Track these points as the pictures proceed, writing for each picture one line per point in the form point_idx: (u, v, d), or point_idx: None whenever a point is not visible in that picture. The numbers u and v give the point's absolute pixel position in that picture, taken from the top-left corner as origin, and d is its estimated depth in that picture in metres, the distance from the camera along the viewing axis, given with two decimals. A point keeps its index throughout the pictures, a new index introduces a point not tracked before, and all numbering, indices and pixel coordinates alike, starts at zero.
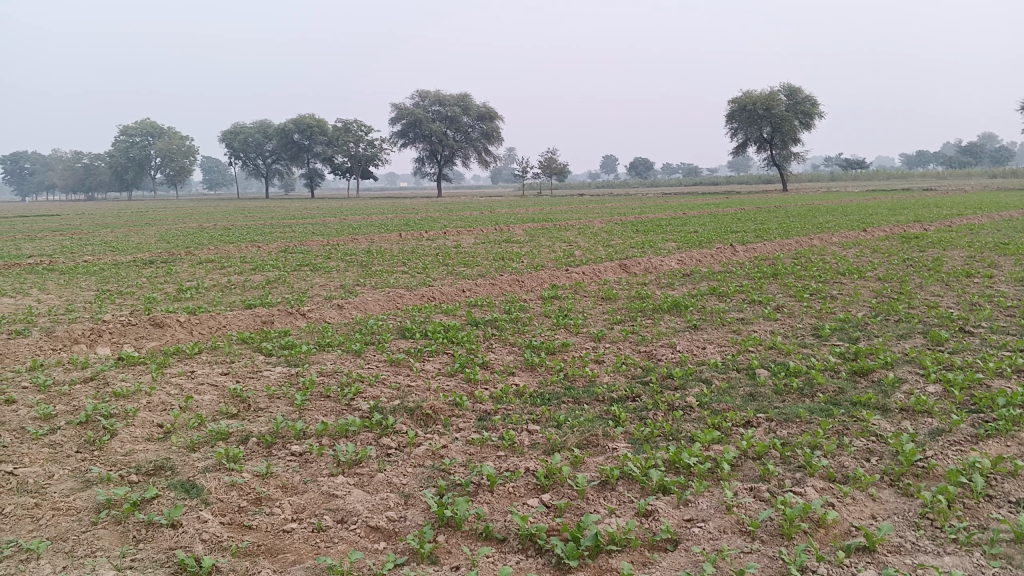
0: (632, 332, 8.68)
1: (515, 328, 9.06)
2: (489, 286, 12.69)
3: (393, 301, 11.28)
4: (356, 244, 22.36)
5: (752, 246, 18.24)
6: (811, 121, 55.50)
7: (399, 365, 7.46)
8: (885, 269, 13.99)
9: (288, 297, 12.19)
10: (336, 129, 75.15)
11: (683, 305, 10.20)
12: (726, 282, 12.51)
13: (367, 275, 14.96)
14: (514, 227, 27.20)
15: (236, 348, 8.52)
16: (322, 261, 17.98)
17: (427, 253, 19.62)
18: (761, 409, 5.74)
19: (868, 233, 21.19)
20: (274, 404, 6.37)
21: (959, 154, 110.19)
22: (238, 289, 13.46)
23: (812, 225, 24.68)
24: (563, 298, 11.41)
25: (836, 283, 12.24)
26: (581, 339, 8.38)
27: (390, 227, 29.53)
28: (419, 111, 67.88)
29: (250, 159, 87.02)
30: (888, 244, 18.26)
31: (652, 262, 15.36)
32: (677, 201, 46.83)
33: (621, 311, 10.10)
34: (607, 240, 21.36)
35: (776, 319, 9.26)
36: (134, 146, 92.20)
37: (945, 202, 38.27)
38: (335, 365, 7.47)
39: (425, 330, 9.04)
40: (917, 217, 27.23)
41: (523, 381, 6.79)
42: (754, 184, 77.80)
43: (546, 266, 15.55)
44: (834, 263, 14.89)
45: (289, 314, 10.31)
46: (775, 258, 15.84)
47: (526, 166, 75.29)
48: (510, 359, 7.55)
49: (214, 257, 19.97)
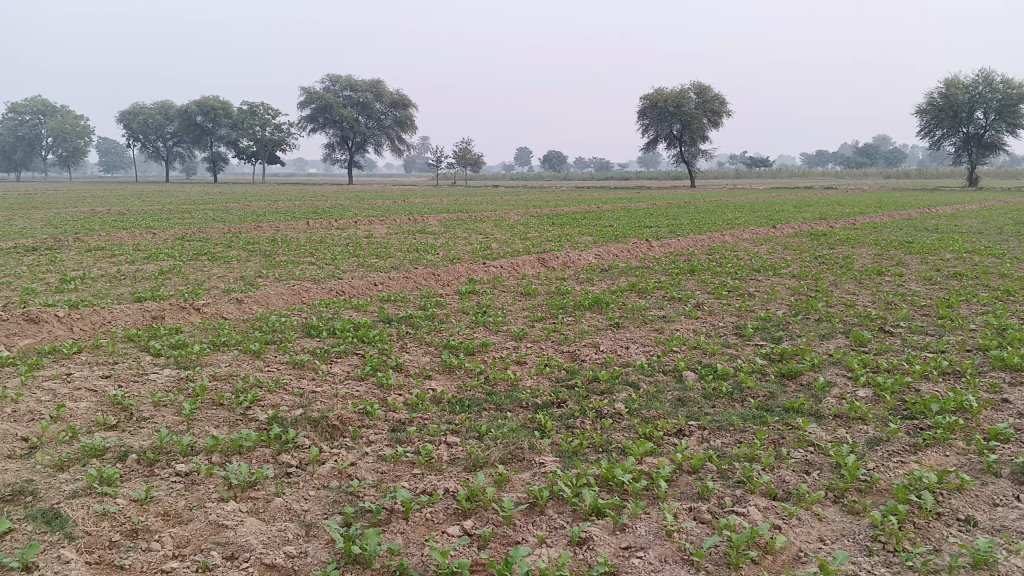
0: (554, 331, 8.28)
1: (430, 326, 8.54)
2: (401, 279, 12.10)
3: (298, 296, 10.58)
4: (260, 233, 21.33)
5: (667, 240, 18.21)
6: (720, 119, 56.60)
7: (303, 367, 6.85)
8: (798, 266, 14.05)
9: (183, 289, 11.33)
10: (243, 112, 72.57)
11: (604, 302, 9.88)
12: (644, 278, 12.30)
13: (271, 266, 14.15)
14: (427, 218, 26.54)
15: (122, 348, 7.74)
16: (222, 250, 17.01)
17: (336, 243, 18.83)
18: (693, 416, 5.41)
19: (777, 230, 21.48)
20: (160, 413, 5.70)
21: (856, 154, 114.89)
22: (128, 280, 12.47)
23: (724, 220, 24.93)
24: (479, 294, 10.95)
25: (753, 280, 12.18)
26: (500, 339, 7.94)
27: (297, 216, 28.44)
28: (329, 96, 66.14)
29: (150, 141, 83.17)
30: (797, 241, 18.49)
31: (569, 256, 15.06)
32: (590, 194, 46.98)
33: (541, 308, 9.72)
34: (522, 233, 20.97)
35: (698, 317, 9.05)
36: (23, 124, 86.88)
37: (845, 200, 39.59)
38: (232, 369, 6.81)
39: (333, 327, 8.43)
40: (821, 215, 27.89)
41: (439, 385, 6.30)
42: (663, 180, 79.04)
43: (460, 259, 15.07)
44: (749, 259, 14.91)
45: (183, 310, 9.52)
46: (691, 254, 15.75)
47: (439, 155, 74.37)
48: (425, 361, 7.03)
49: (105, 244, 18.68)
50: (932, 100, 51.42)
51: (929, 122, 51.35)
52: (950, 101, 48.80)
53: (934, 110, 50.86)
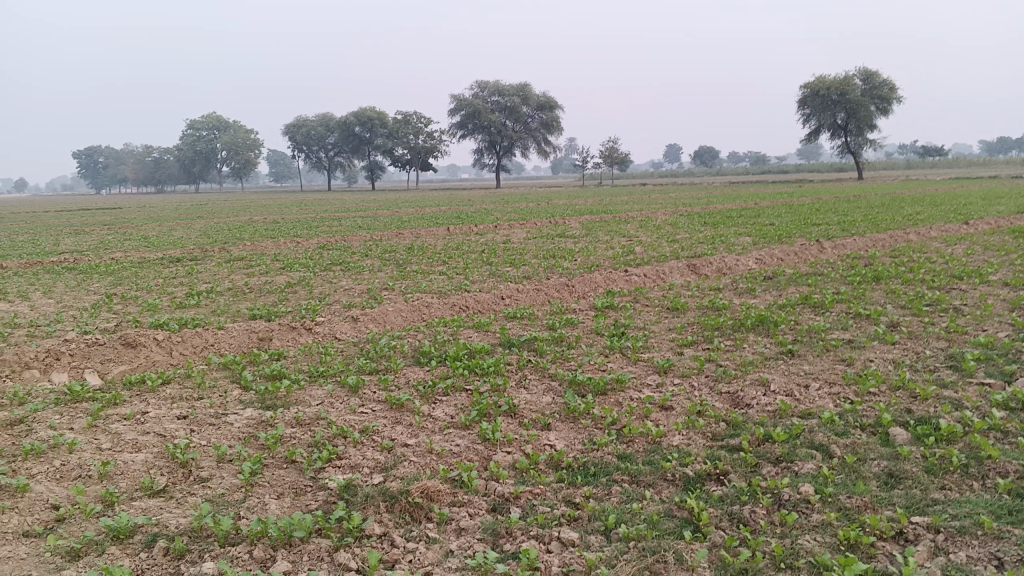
0: (710, 363, 6.74)
1: (559, 353, 7.21)
2: (533, 292, 10.84)
3: (418, 312, 9.53)
4: (398, 240, 20.80)
5: (839, 241, 16.06)
6: (890, 107, 51.79)
7: (400, 409, 5.68)
8: (1008, 271, 11.67)
9: (302, 305, 10.56)
10: (396, 121, 74.24)
11: (771, 322, 8.18)
12: (817, 289, 10.44)
13: (400, 276, 13.30)
14: (570, 221, 25.25)
15: (213, 380, 6.88)
16: (356, 259, 16.41)
17: (473, 249, 17.93)
18: (916, 508, 3.79)
19: (972, 226, 18.64)
20: (221, 474, 4.67)
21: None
22: (252, 295, 11.90)
23: (904, 216, 22.10)
24: (621, 309, 9.53)
25: (956, 290, 10.03)
26: (643, 372, 6.50)
27: (439, 221, 27.94)
28: (476, 101, 66.39)
29: (312, 152, 86.80)
30: (999, 239, 15.79)
31: (725, 261, 13.36)
32: (746, 189, 44.27)
33: (692, 329, 8.17)
34: (672, 234, 19.29)
35: (895, 343, 7.22)
36: (201, 140, 93.22)
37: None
38: (318, 410, 5.75)
39: (446, 352, 7.27)
40: (1018, 207, 24.39)
41: (561, 440, 4.96)
42: (825, 173, 74.02)
43: (602, 266, 13.69)
44: (944, 263, 12.60)
45: (292, 331, 8.66)
46: (870, 257, 13.60)
47: (585, 156, 73.11)
48: (546, 403, 5.70)
49: (245, 254, 18.62)
50: None
51: None
52: None
53: None
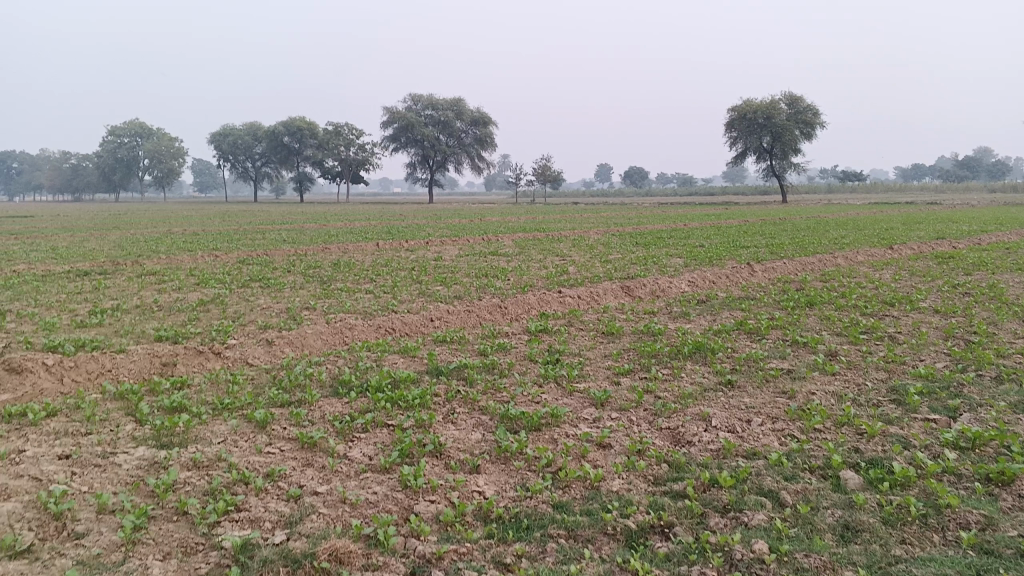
0: (649, 394, 6.39)
1: (489, 382, 6.76)
2: (463, 314, 10.38)
3: (340, 334, 8.96)
4: (324, 255, 20.09)
5: (770, 263, 16.09)
6: (813, 132, 53.33)
7: (313, 449, 5.14)
8: (936, 297, 11.75)
9: (214, 325, 9.87)
10: (327, 133, 73.01)
11: (708, 349, 7.91)
12: (752, 313, 10.27)
13: (323, 295, 12.68)
14: (502, 238, 24.90)
15: (105, 412, 6.21)
16: (278, 275, 15.68)
17: (402, 266, 17.38)
18: (878, 568, 3.46)
19: (896, 251, 18.97)
20: (100, 530, 4.07)
21: (957, 166, 108.59)
22: (161, 313, 11.11)
23: (830, 240, 22.45)
24: (554, 333, 9.16)
25: (889, 317, 9.98)
26: (578, 405, 6.10)
27: (368, 236, 27.25)
28: (410, 115, 65.74)
29: (239, 162, 84.64)
30: (923, 265, 16.04)
31: (658, 283, 13.16)
32: (676, 211, 44.75)
33: (628, 356, 7.83)
34: (604, 254, 19.09)
35: (836, 374, 7.00)
36: (122, 147, 90.01)
37: (958, 216, 36.29)
38: (221, 450, 5.17)
39: (367, 380, 6.74)
40: (937, 232, 25.08)
41: (490, 486, 4.51)
42: (751, 195, 75.69)
43: (534, 287, 13.33)
44: (874, 289, 12.63)
45: (200, 356, 8.00)
46: (801, 281, 13.59)
47: (518, 173, 73.14)
48: (475, 441, 5.25)
49: (160, 268, 17.66)
50: None
51: None
52: None
53: None
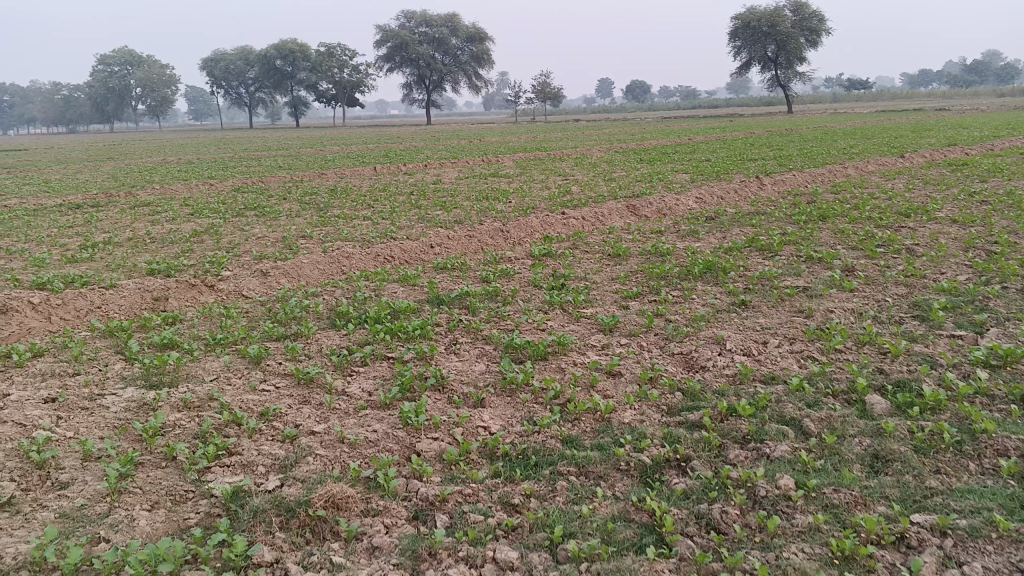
0: (659, 319, 6.10)
1: (493, 310, 6.48)
2: (464, 238, 10.03)
3: (337, 264, 8.64)
4: (321, 181, 19.63)
5: (778, 176, 15.64)
6: (819, 39, 51.78)
7: (310, 386, 4.89)
8: (953, 206, 11.35)
9: (208, 257, 9.54)
10: (321, 55, 71.21)
11: (720, 269, 7.59)
12: (763, 229, 9.92)
13: (320, 222, 12.32)
14: (503, 158, 24.33)
15: (92, 351, 5.94)
16: (274, 203, 15.28)
17: (400, 190, 16.95)
18: (913, 502, 3.22)
19: (907, 160, 18.45)
20: (84, 478, 3.83)
21: (966, 71, 106.04)
22: (153, 246, 10.78)
23: (838, 150, 21.89)
24: (558, 256, 8.84)
25: (905, 229, 9.62)
26: (586, 332, 5.82)
27: (366, 160, 26.68)
28: (405, 33, 63.92)
29: (233, 88, 82.90)
30: (936, 174, 15.56)
31: (664, 200, 12.77)
32: (680, 125, 43.80)
33: (637, 278, 7.52)
34: (608, 172, 18.59)
35: (854, 291, 6.70)
36: (113, 76, 88.18)
37: (969, 121, 35.42)
38: (213, 390, 4.91)
39: (365, 312, 6.45)
40: (949, 139, 24.43)
41: (495, 421, 4.26)
42: (755, 107, 74.11)
43: (537, 208, 12.95)
44: (887, 200, 12.23)
45: (192, 289, 7.71)
46: (812, 194, 13.18)
47: (517, 91, 71.60)
48: (479, 373, 4.99)
49: (153, 199, 17.25)
50: None
51: None
52: None
53: None
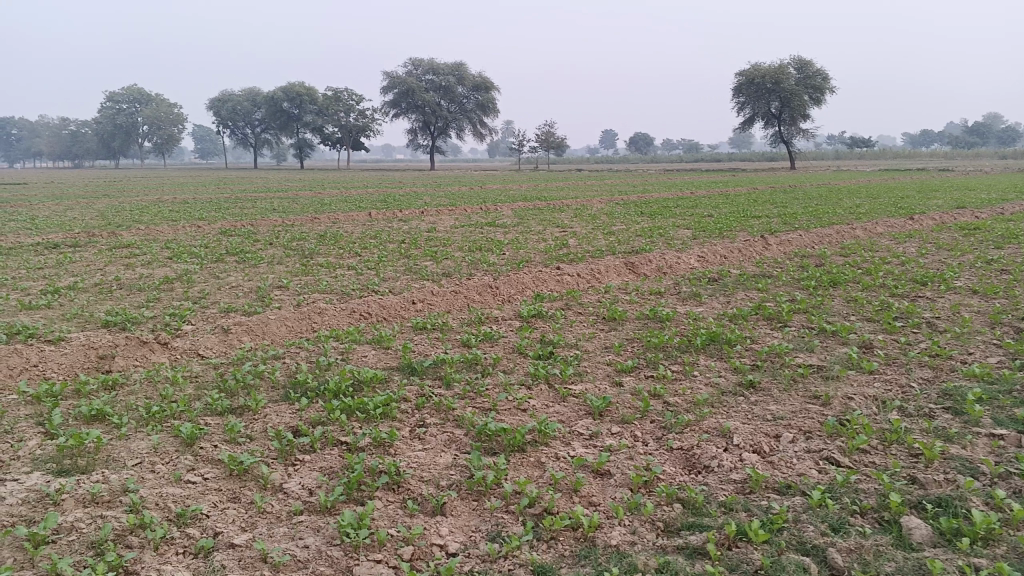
0: (656, 402, 5.38)
1: (469, 383, 5.76)
2: (450, 295, 9.35)
3: (308, 322, 7.93)
4: (312, 226, 19.06)
5: (784, 236, 15.04)
6: (822, 97, 51.82)
7: (243, 482, 4.16)
8: (970, 275, 10.70)
9: (172, 309, 8.84)
10: (327, 98, 71.45)
11: (724, 341, 6.90)
12: (770, 295, 9.25)
13: (302, 271, 11.66)
14: (501, 207, 23.81)
15: (10, 421, 5.21)
16: (258, 249, 14.65)
17: (392, 238, 16.35)
18: None
19: (916, 222, 17.88)
20: None
21: (968, 133, 106.62)
22: (118, 294, 10.09)
23: (843, 209, 21.40)
24: (548, 318, 8.17)
25: (922, 299, 8.95)
26: (572, 416, 5.10)
27: (363, 205, 26.18)
28: (411, 79, 64.11)
29: (238, 129, 83.10)
30: (948, 238, 14.96)
31: (665, 258, 12.14)
32: (683, 179, 43.51)
33: (633, 349, 6.82)
34: (607, 225, 17.99)
35: (875, 373, 5.99)
36: (121, 114, 88.58)
37: (974, 183, 35.06)
38: (130, 480, 4.17)
39: (325, 381, 5.74)
40: (957, 202, 23.91)
41: (455, 537, 3.53)
42: (756, 162, 74.08)
43: (530, 262, 12.31)
44: (899, 264, 11.60)
45: (144, 347, 7.00)
46: (819, 256, 12.56)
47: (521, 140, 71.69)
48: (444, 467, 4.26)
49: (136, 240, 16.63)
50: None
51: None
52: None
53: None
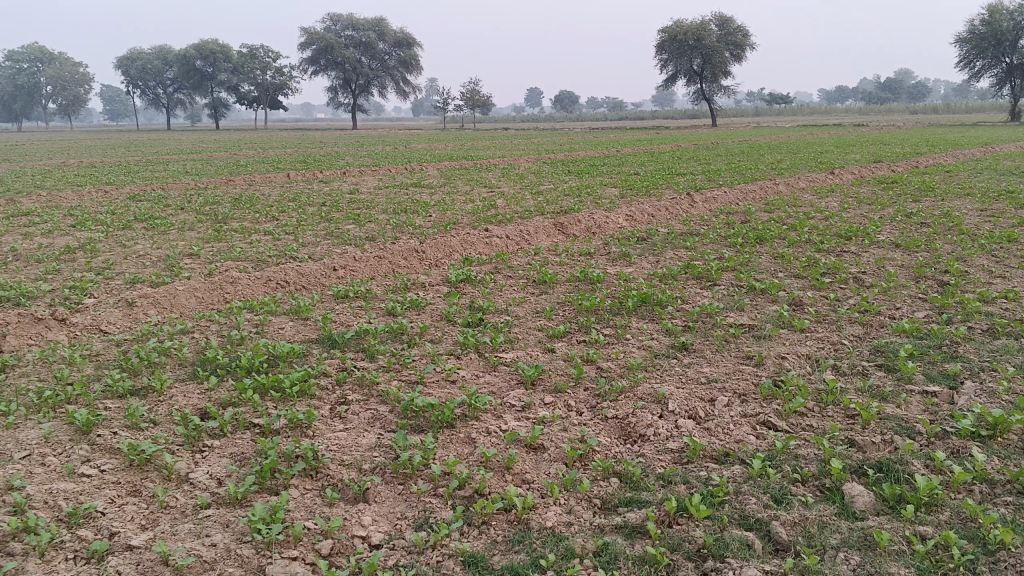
0: (589, 368, 5.18)
1: (393, 354, 5.46)
2: (373, 259, 8.97)
3: (220, 292, 7.47)
4: (228, 189, 18.23)
5: (711, 192, 15.05)
6: (743, 53, 52.28)
7: (145, 475, 3.80)
8: (892, 229, 10.83)
9: (72, 281, 8.22)
10: (242, 56, 68.71)
11: (656, 302, 6.75)
12: (700, 253, 9.15)
13: (216, 237, 11.07)
14: (426, 167, 23.28)
15: None
16: (170, 214, 13.90)
17: (312, 200, 15.76)
18: None
19: (837, 177, 18.14)
20: None
21: (881, 89, 109.61)
22: (13, 266, 9.37)
23: (767, 166, 21.63)
24: (475, 283, 7.89)
25: (848, 254, 8.99)
26: (503, 386, 4.86)
27: (282, 166, 25.27)
28: (331, 36, 62.07)
29: (149, 88, 79.49)
30: (869, 192, 15.19)
31: (593, 217, 11.96)
32: (608, 137, 43.48)
33: (564, 313, 6.61)
34: (535, 185, 17.73)
35: (807, 332, 5.91)
36: (21, 73, 83.61)
37: (889, 138, 35.90)
38: (16, 476, 3.76)
39: (238, 357, 5.36)
40: (875, 156, 24.43)
41: (379, 527, 3.27)
42: (680, 119, 74.71)
43: (456, 224, 11.98)
44: (824, 220, 11.70)
45: (38, 325, 6.45)
46: (746, 212, 12.58)
47: (445, 98, 70.52)
48: (367, 448, 3.97)
49: (36, 207, 15.60)
50: (974, 28, 46.30)
51: (970, 52, 46.37)
52: (993, 28, 44.11)
53: (976, 39, 45.87)
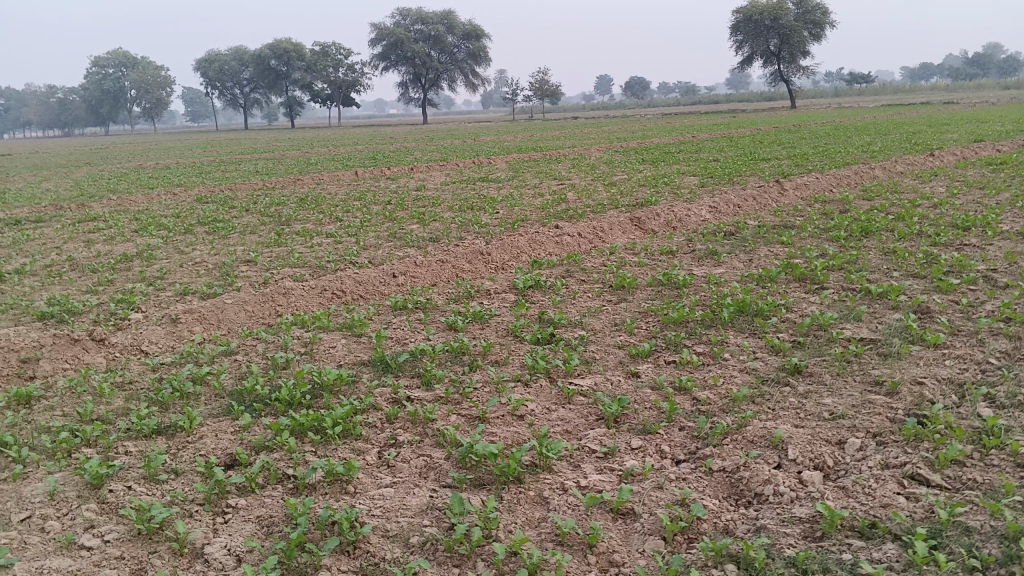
0: (683, 399, 4.35)
1: (452, 381, 4.74)
2: (435, 264, 8.28)
3: (270, 305, 6.89)
4: (294, 189, 17.87)
5: (800, 179, 13.90)
6: (823, 31, 49.95)
7: (153, 548, 3.16)
8: (1014, 216, 9.60)
9: (121, 294, 7.76)
10: (314, 54, 69.24)
11: (755, 311, 5.85)
12: (797, 250, 8.16)
13: (275, 241, 10.57)
14: (495, 160, 22.57)
15: None
16: (232, 217, 13.52)
17: (377, 198, 15.23)
18: None
19: (939, 159, 16.71)
20: None
21: (970, 63, 104.11)
22: (67, 277, 9.01)
23: (857, 148, 20.21)
24: (546, 289, 7.12)
25: (971, 249, 7.87)
26: (580, 424, 4.08)
27: (349, 163, 24.91)
28: (399, 31, 61.85)
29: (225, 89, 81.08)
30: (977, 175, 13.81)
31: (673, 210, 11.02)
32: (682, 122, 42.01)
33: (648, 326, 5.77)
34: (608, 176, 16.82)
35: (944, 349, 4.93)
36: (106, 79, 86.23)
37: (986, 115, 33.53)
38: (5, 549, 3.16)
39: (279, 386, 4.71)
40: (975, 134, 22.64)
41: None
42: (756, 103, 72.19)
43: (524, 221, 11.23)
44: (933, 207, 10.51)
45: (74, 346, 5.95)
46: (841, 200, 11.45)
47: (514, 89, 69.75)
48: (416, 513, 3.25)
49: (104, 212, 15.50)
50: None
51: None
52: None
53: None
